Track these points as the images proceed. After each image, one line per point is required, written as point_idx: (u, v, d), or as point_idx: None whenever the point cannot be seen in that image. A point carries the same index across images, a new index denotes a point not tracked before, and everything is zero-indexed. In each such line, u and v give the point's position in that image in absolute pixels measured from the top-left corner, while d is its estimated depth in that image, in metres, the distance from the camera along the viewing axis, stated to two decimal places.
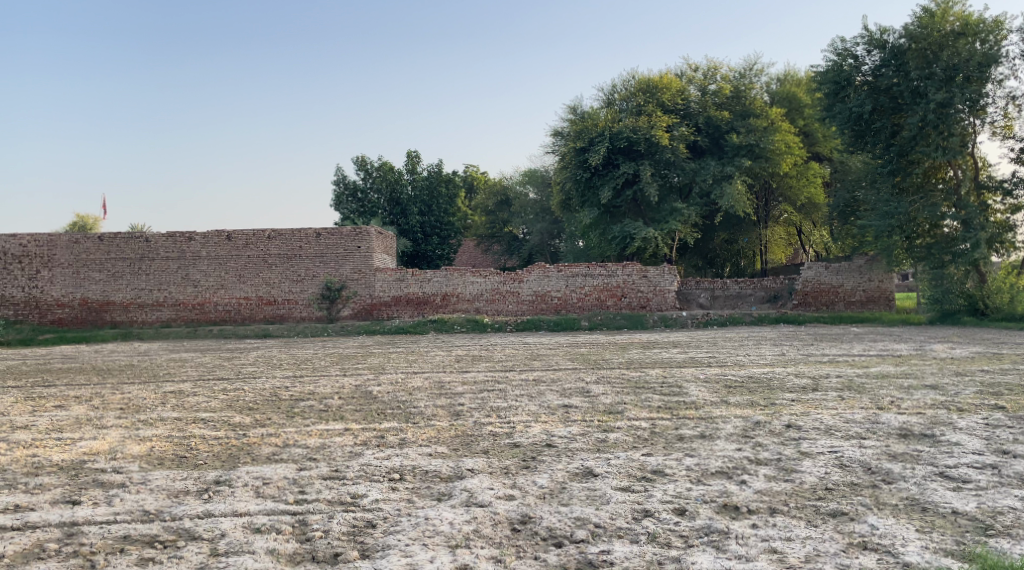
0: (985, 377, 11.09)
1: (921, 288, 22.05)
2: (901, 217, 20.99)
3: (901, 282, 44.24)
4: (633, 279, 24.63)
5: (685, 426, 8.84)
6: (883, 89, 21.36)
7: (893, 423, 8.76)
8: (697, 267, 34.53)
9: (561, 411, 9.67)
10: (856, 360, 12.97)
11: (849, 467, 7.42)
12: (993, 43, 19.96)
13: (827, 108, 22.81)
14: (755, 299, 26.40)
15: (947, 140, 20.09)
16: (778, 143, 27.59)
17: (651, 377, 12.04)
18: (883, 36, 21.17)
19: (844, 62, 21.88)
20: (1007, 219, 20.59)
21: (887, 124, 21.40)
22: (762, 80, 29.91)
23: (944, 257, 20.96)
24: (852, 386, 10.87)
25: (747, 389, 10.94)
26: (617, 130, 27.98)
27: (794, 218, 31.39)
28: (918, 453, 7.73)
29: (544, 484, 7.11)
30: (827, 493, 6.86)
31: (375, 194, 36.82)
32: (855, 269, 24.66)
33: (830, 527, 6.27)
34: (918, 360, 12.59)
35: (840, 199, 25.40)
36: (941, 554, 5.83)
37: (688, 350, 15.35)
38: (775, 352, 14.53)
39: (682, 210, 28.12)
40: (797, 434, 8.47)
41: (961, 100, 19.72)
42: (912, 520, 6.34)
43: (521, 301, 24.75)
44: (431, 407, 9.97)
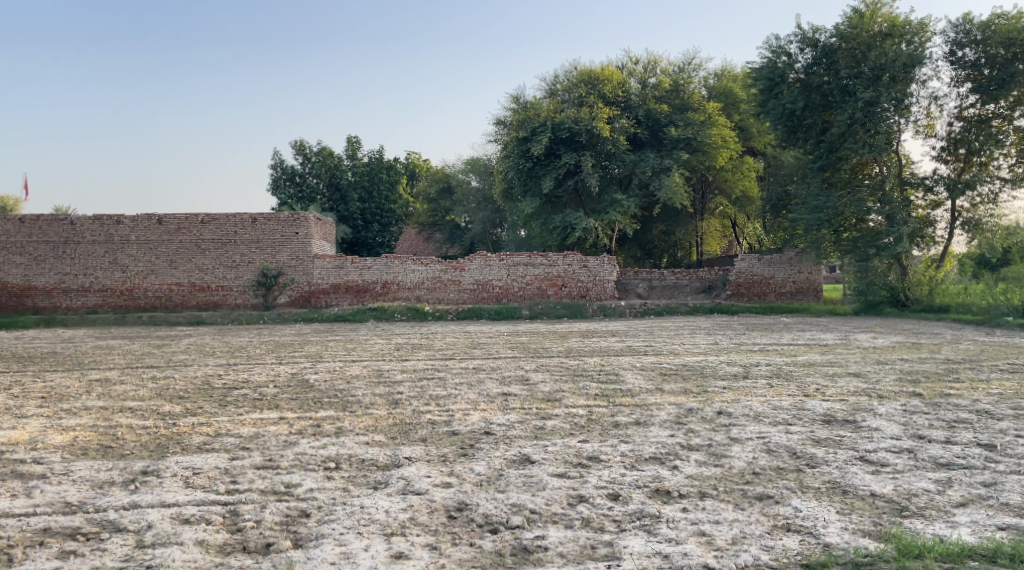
0: (904, 366, 11.55)
1: (846, 280, 22.79)
2: (829, 211, 21.56)
3: (830, 275, 45.78)
4: (574, 268, 24.87)
5: (622, 412, 9.01)
6: (815, 86, 21.91)
7: (818, 409, 9.08)
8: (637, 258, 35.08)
9: (500, 399, 9.73)
10: (785, 349, 13.37)
11: (775, 452, 7.67)
12: (917, 45, 20.65)
13: (761, 104, 23.39)
14: (691, 289, 26.92)
15: (873, 138, 20.63)
16: (714, 137, 28.08)
17: (588, 365, 12.20)
18: (815, 35, 21.67)
19: (778, 59, 22.34)
20: (928, 215, 21.31)
21: (818, 120, 21.94)
22: (700, 75, 30.35)
23: (869, 251, 21.46)
24: (781, 374, 11.23)
25: (681, 376, 11.21)
26: (559, 120, 28.08)
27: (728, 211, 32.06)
28: (841, 438, 8.03)
29: (481, 471, 7.17)
30: (754, 477, 7.09)
31: (313, 178, 36.03)
32: (786, 261, 25.29)
33: (757, 510, 6.47)
34: (843, 349, 13.06)
35: (772, 193, 25.92)
36: (859, 534, 6.06)
37: (625, 339, 15.59)
38: (708, 341, 14.88)
39: (622, 201, 28.47)
40: (728, 420, 8.70)
41: (887, 99, 20.28)
42: (833, 502, 6.59)
43: (462, 290, 24.74)
44: (368, 395, 9.94)
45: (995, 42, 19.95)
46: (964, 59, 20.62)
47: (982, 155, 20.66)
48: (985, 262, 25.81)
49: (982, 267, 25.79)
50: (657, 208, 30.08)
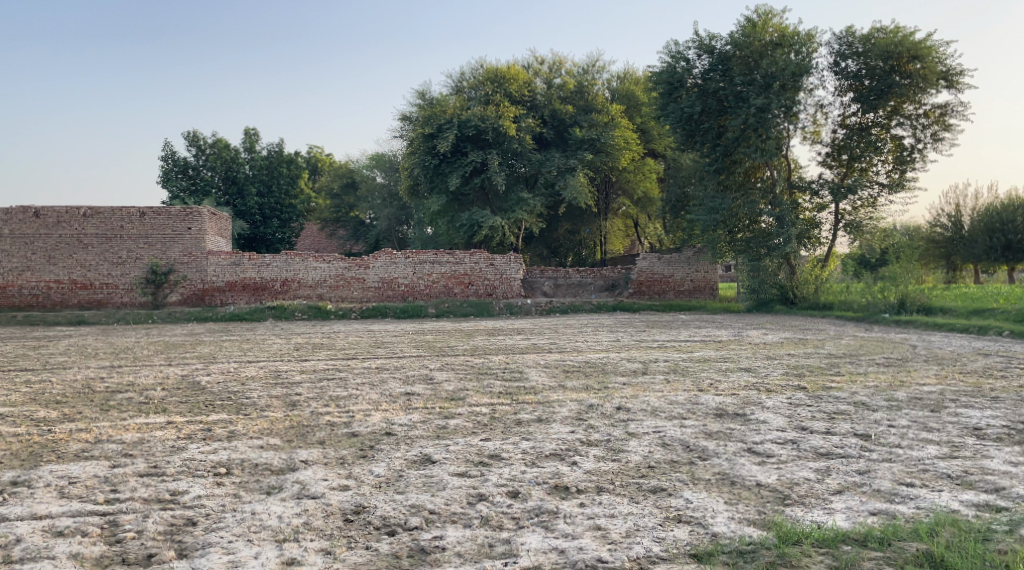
0: (791, 360, 12.07)
1: (739, 279, 23.71)
2: (725, 212, 22.22)
3: (727, 272, 47.58)
4: (480, 266, 25.04)
5: (525, 410, 9.10)
6: (711, 92, 22.56)
7: (711, 403, 9.40)
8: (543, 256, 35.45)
9: (402, 399, 9.67)
10: (683, 345, 13.76)
11: (670, 446, 7.89)
12: (804, 55, 21.56)
13: (661, 107, 23.93)
14: (594, 288, 27.39)
15: (764, 143, 21.43)
16: (617, 139, 28.63)
17: (492, 363, 12.24)
18: (711, 42, 22.35)
19: (677, 64, 22.91)
20: (814, 217, 22.26)
21: (714, 125, 22.66)
22: (604, 77, 30.88)
23: (760, 250, 22.30)
24: (677, 369, 11.57)
25: (583, 373, 11.39)
26: (466, 117, 28.04)
27: (630, 211, 32.77)
28: (731, 431, 8.34)
29: (380, 472, 7.12)
30: (650, 470, 7.27)
31: (208, 171, 35.27)
32: (684, 260, 26.06)
33: (650, 502, 6.63)
34: (736, 345, 13.54)
35: (672, 195, 26.60)
36: (745, 523, 6.26)
37: (529, 336, 15.72)
38: (609, 338, 15.18)
39: (528, 200, 28.73)
40: (626, 416, 8.90)
41: (777, 106, 21.09)
42: (721, 493, 6.83)
43: (366, 288, 24.44)
44: (264, 398, 9.71)
45: (875, 54, 21.04)
46: (847, 70, 21.67)
47: (862, 161, 21.75)
48: (865, 262, 27.19)
49: (864, 267, 27.21)
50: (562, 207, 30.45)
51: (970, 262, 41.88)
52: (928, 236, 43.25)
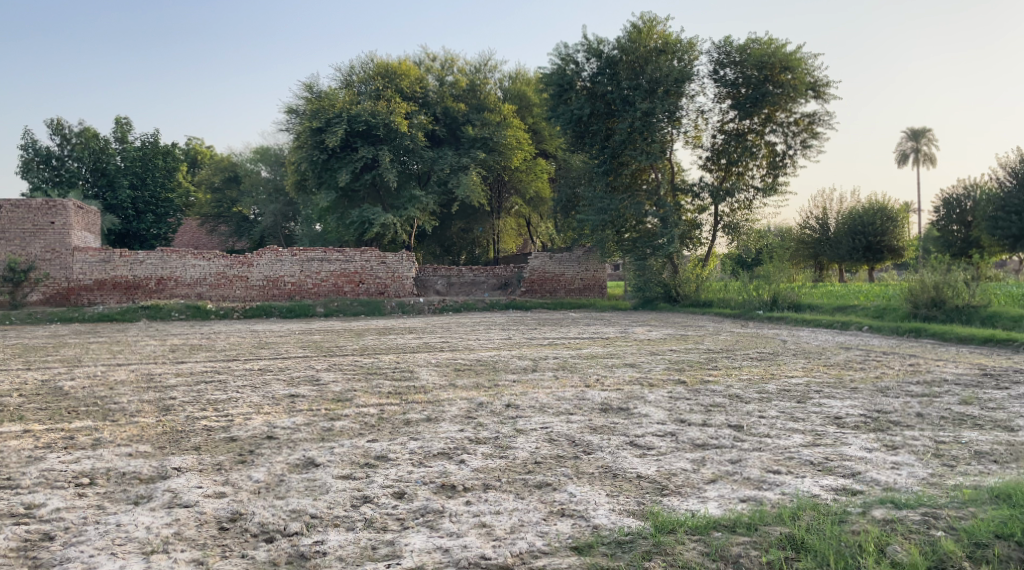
0: (673, 356, 12.52)
1: (626, 278, 24.35)
2: (612, 213, 22.74)
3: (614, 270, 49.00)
4: (371, 264, 24.86)
5: (413, 410, 9.09)
6: (599, 95, 23.06)
7: (597, 399, 9.64)
8: (435, 254, 35.37)
9: (286, 401, 9.49)
10: (572, 343, 14.03)
11: (556, 441, 8.04)
12: (686, 62, 22.39)
13: (551, 107, 24.35)
14: (487, 286, 27.61)
15: (650, 146, 22.10)
16: (509, 139, 28.97)
17: (381, 363, 12.15)
18: (599, 46, 22.83)
19: (567, 66, 23.30)
20: (696, 219, 23.12)
21: (602, 127, 23.20)
22: (496, 76, 31.10)
23: (645, 250, 23.02)
24: (566, 366, 11.80)
25: (473, 371, 11.46)
26: (355, 112, 27.56)
27: (523, 210, 33.13)
28: (615, 425, 8.58)
29: (260, 478, 6.97)
30: (536, 466, 7.38)
31: (73, 162, 33.71)
32: (575, 259, 26.56)
33: (535, 498, 6.73)
34: (622, 341, 13.92)
35: (562, 195, 27.10)
36: (625, 514, 6.42)
37: (419, 335, 15.69)
38: (501, 336, 15.32)
39: (420, 198, 28.67)
40: (515, 413, 9.02)
41: (661, 110, 21.80)
42: (604, 486, 6.99)
43: (250, 287, 23.80)
44: (135, 403, 9.33)
45: (751, 64, 22.01)
46: (725, 78, 22.58)
47: (739, 165, 22.74)
48: (741, 261, 28.41)
49: (741, 266, 28.55)
50: (455, 205, 30.48)
51: (836, 261, 44.34)
52: (798, 237, 45.74)
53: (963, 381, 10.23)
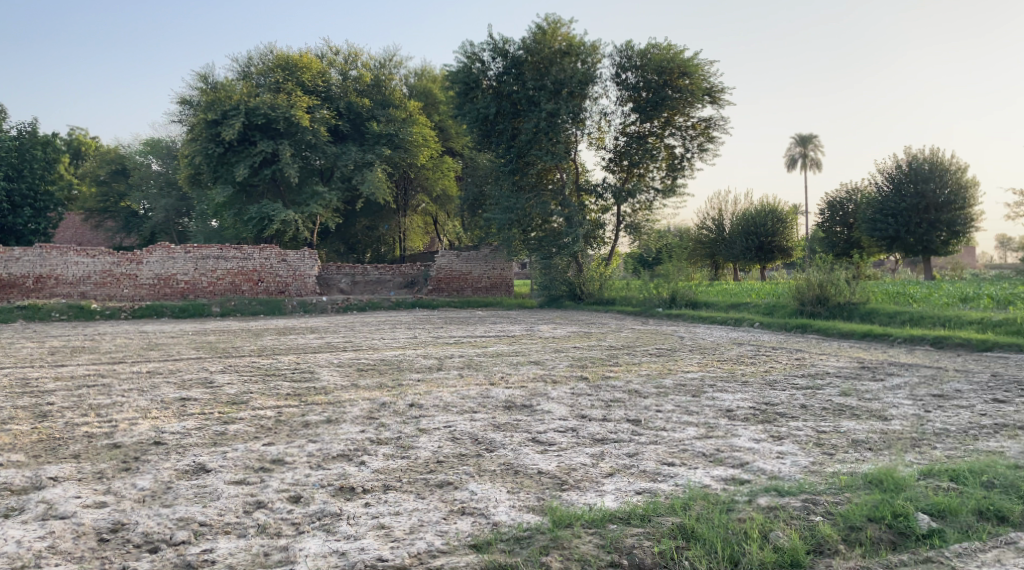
0: (576, 353, 12.73)
1: (533, 276, 24.55)
2: (518, 212, 22.92)
3: (521, 269, 49.41)
4: (271, 262, 24.31)
5: (313, 411, 8.95)
6: (505, 94, 23.22)
7: (500, 396, 9.71)
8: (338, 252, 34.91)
9: (176, 405, 9.20)
10: (477, 341, 14.08)
11: (459, 440, 8.05)
12: (589, 65, 22.79)
13: (458, 106, 24.23)
14: (393, 284, 27.45)
15: (555, 147, 22.37)
16: (414, 135, 28.81)
17: (281, 364, 11.91)
18: (505, 46, 22.96)
19: (472, 65, 23.35)
20: (600, 218, 23.59)
21: (508, 127, 23.35)
22: (401, 72, 30.91)
23: (551, 249, 23.30)
24: (470, 364, 11.84)
25: (377, 371, 11.37)
26: (254, 105, 26.73)
27: (429, 208, 33.01)
28: (517, 423, 8.65)
29: (145, 485, 6.75)
30: (437, 465, 7.36)
31: None
32: (481, 258, 26.65)
33: (436, 497, 6.72)
34: (528, 339, 14.05)
35: (469, 193, 27.18)
36: (525, 510, 6.48)
37: (321, 335, 15.44)
38: (406, 335, 15.24)
39: (323, 194, 28.25)
40: (418, 412, 8.99)
41: (566, 112, 22.13)
42: (505, 482, 7.02)
43: (139, 285, 22.94)
44: (9, 410, 8.88)
45: (651, 68, 22.54)
46: (627, 82, 23.04)
47: (641, 167, 23.29)
48: (643, 261, 29.16)
49: (642, 265, 29.30)
50: (359, 202, 30.14)
51: (730, 261, 45.89)
52: (697, 237, 47.22)
53: (843, 374, 10.80)
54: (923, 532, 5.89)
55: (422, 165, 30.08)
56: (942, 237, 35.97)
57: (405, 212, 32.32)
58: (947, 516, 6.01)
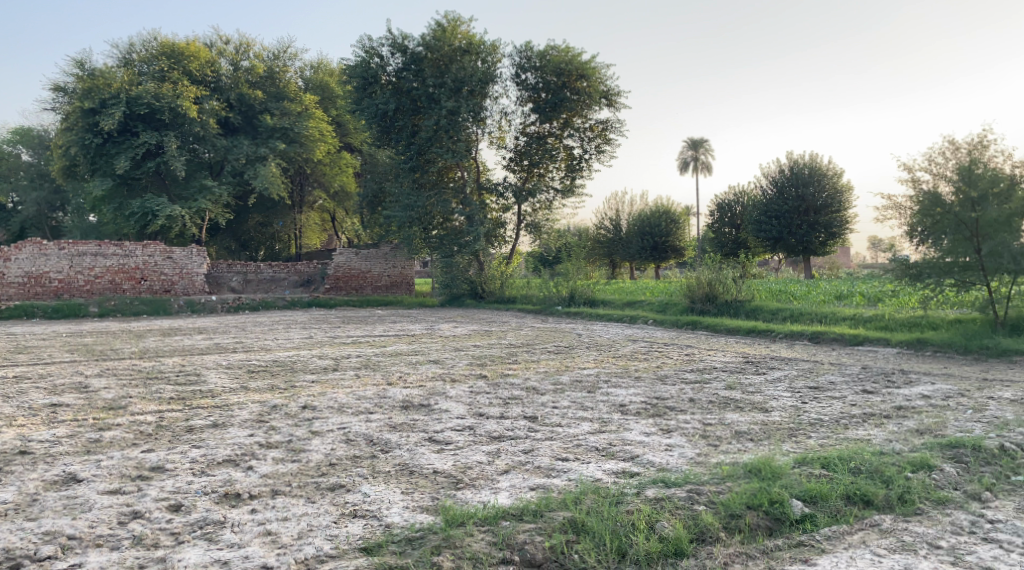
0: (475, 351, 12.74)
1: (434, 275, 24.46)
2: (419, 210, 22.75)
3: (421, 268, 49.20)
4: (155, 259, 23.41)
5: (198, 416, 8.65)
6: (404, 91, 23.04)
7: (397, 396, 9.62)
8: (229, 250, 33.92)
9: (48, 412, 8.74)
10: (375, 340, 13.91)
11: (353, 441, 7.93)
12: (489, 63, 22.93)
13: (356, 102, 23.82)
14: (288, 283, 26.94)
15: (455, 145, 22.32)
16: (311, 130, 28.49)
17: (166, 367, 11.47)
18: (404, 42, 22.78)
19: (371, 59, 23.05)
20: (501, 217, 23.73)
21: (408, 123, 23.12)
22: (296, 65, 30.27)
23: (453, 247, 23.27)
24: (368, 364, 11.69)
25: (269, 372, 11.09)
26: (136, 94, 25.52)
27: (327, 205, 32.43)
28: (414, 422, 8.58)
29: (9, 499, 6.44)
30: (330, 468, 7.23)
31: None
32: (381, 256, 26.40)
33: (327, 501, 6.60)
34: (427, 338, 13.97)
35: (368, 190, 26.88)
36: (418, 510, 6.43)
37: (211, 337, 14.94)
38: (301, 335, 14.92)
39: (212, 189, 27.36)
40: (311, 414, 8.81)
41: (466, 110, 22.14)
42: (399, 483, 6.95)
43: (7, 284, 21.74)
44: None
45: (549, 70, 22.79)
46: (526, 82, 23.24)
47: (541, 167, 23.54)
48: (544, 260, 29.49)
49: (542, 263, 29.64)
50: (251, 197, 29.33)
51: (627, 260, 46.91)
52: (596, 236, 48.13)
53: (729, 368, 11.20)
54: (797, 517, 6.17)
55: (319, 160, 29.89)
56: (820, 238, 37.65)
57: (300, 208, 31.68)
58: (818, 501, 6.32)
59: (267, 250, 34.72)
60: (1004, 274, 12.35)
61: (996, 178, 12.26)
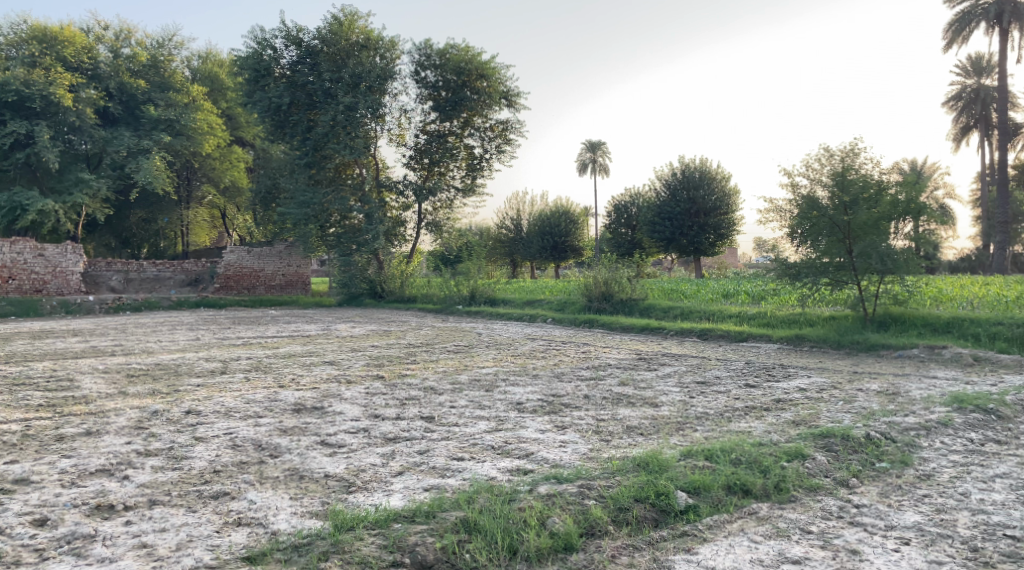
0: (373, 352, 12.53)
1: (331, 274, 24.01)
2: (315, 207, 22.23)
3: (319, 268, 48.25)
4: (24, 258, 22.10)
5: (70, 424, 8.19)
6: (299, 85, 22.52)
7: (289, 399, 9.36)
8: (110, 247, 32.38)
9: None
10: (268, 342, 13.51)
11: (240, 447, 7.66)
12: (388, 60, 22.78)
13: (247, 94, 23.20)
14: (173, 283, 26.07)
15: (353, 141, 21.93)
16: (198, 122, 27.53)
17: (36, 372, 10.82)
18: (298, 34, 22.27)
19: (264, 51, 22.43)
20: (400, 216, 23.50)
21: (303, 118, 22.61)
22: (182, 54, 29.20)
23: (350, 246, 22.88)
24: (259, 366, 11.34)
25: (151, 377, 10.61)
26: (3, 80, 23.96)
27: (216, 201, 31.37)
28: (306, 426, 8.36)
29: None
30: (214, 475, 6.97)
31: None
32: (276, 254, 25.78)
33: (209, 509, 6.36)
34: (322, 339, 13.67)
35: (262, 186, 26.16)
36: (307, 516, 6.27)
37: (88, 339, 14.18)
38: (189, 337, 14.35)
39: (89, 182, 26.03)
40: (195, 420, 8.47)
41: (364, 106, 21.80)
42: (288, 489, 6.75)
43: None
44: None
45: (449, 68, 22.71)
46: (426, 80, 23.08)
47: (441, 166, 23.43)
48: (445, 259, 29.39)
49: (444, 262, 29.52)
50: (132, 192, 28.07)
51: (528, 259, 47.32)
52: (497, 235, 48.31)
53: (623, 365, 11.40)
54: (681, 508, 6.32)
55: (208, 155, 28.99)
56: (710, 239, 38.95)
57: (188, 203, 30.51)
58: (702, 492, 6.49)
59: (151, 247, 33.32)
60: (872, 274, 13.06)
61: (866, 184, 12.96)
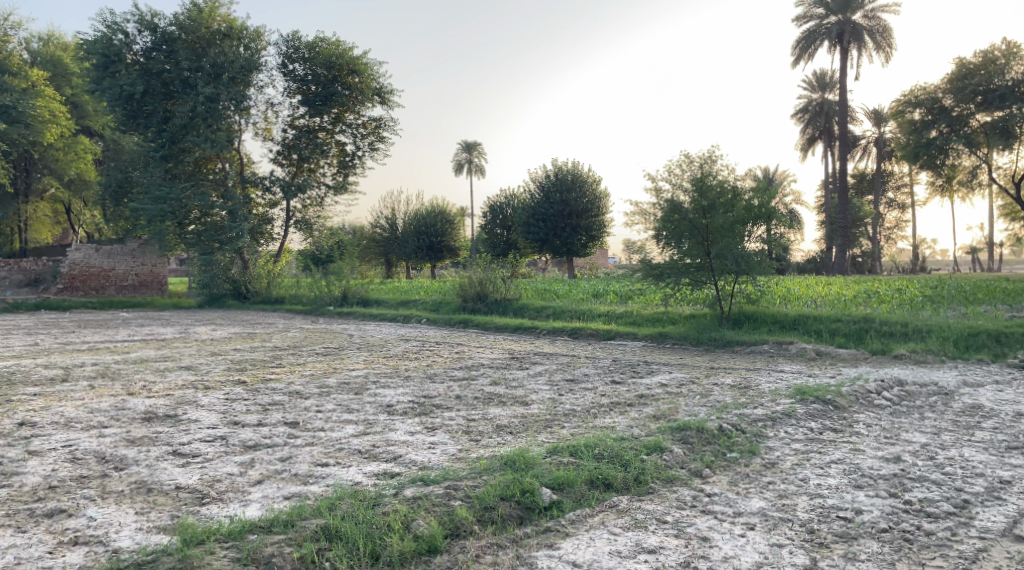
0: (234, 355, 12.01)
1: (191, 273, 22.92)
2: (172, 203, 21.14)
3: (176, 267, 46.05)
4: None
5: None
6: (154, 73, 21.37)
7: (139, 407, 8.81)
8: None
9: None
10: (118, 346, 12.70)
11: (80, 460, 7.14)
12: (253, 51, 21.94)
13: (95, 81, 21.81)
14: (10, 283, 24.33)
15: (214, 134, 21.05)
16: (39, 109, 25.37)
17: None
18: (153, 19, 21.14)
19: (114, 36, 21.17)
20: (267, 213, 22.72)
21: (158, 108, 21.49)
22: (20, 36, 27.24)
23: (212, 244, 21.92)
24: (107, 373, 10.64)
25: None
26: None
27: (61, 194, 29.34)
28: (156, 435, 7.89)
29: None
30: (49, 492, 6.46)
31: None
32: (128, 253, 24.40)
33: (41, 529, 5.90)
34: (179, 342, 12.99)
35: (113, 179, 24.67)
36: (153, 531, 5.90)
37: None
38: (28, 342, 13.30)
39: None
40: (30, 432, 7.83)
41: (227, 97, 20.93)
42: (133, 503, 6.34)
43: None
44: None
45: (319, 62, 22.13)
46: (294, 73, 22.37)
47: (310, 162, 22.83)
48: (314, 258, 28.68)
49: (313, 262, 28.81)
50: None
51: (402, 259, 46.84)
52: (370, 234, 47.56)
53: (495, 365, 11.40)
54: (545, 505, 6.34)
55: (49, 145, 27.04)
56: (582, 240, 39.81)
57: (28, 196, 28.33)
58: (565, 488, 6.55)
59: None
60: (728, 274, 13.68)
61: (723, 189, 13.46)
